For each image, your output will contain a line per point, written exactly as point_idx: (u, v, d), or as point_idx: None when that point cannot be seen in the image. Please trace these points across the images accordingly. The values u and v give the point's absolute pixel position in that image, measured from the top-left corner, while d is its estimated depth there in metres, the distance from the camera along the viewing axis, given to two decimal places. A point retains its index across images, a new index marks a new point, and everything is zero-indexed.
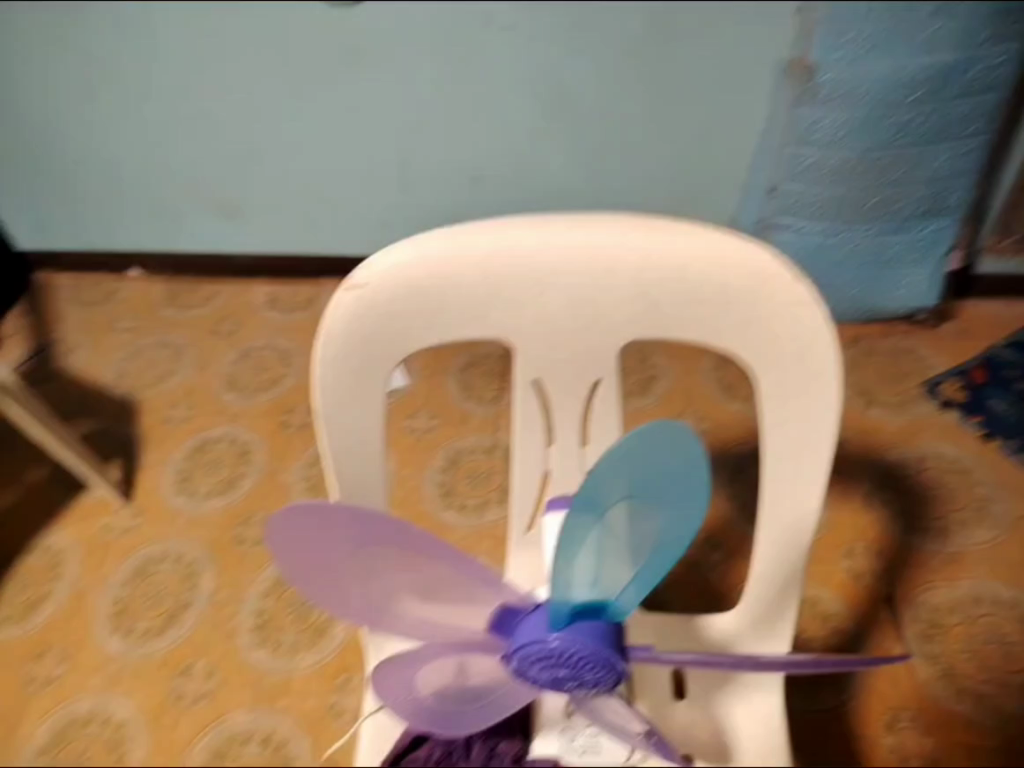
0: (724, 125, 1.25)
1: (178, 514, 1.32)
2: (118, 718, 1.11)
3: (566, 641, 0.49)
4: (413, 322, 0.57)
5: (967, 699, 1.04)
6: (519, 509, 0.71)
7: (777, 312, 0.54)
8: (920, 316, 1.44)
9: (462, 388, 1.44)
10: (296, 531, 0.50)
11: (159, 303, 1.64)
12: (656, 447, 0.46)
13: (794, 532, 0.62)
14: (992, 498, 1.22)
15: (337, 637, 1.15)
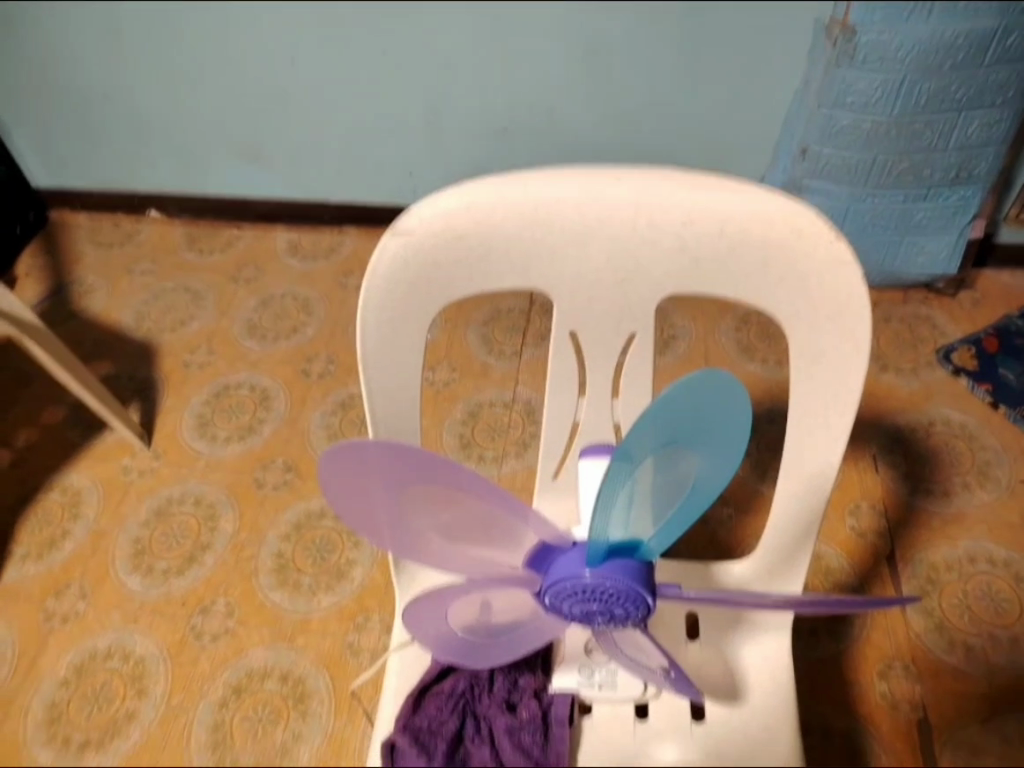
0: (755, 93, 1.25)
1: (198, 456, 1.34)
2: (137, 654, 1.13)
3: (600, 576, 0.52)
4: (458, 272, 0.58)
5: (958, 651, 1.08)
6: (547, 457, 0.73)
7: (815, 269, 0.55)
8: (938, 285, 1.47)
9: (483, 342, 1.47)
10: (346, 463, 0.51)
11: (180, 247, 1.67)
12: (705, 394, 0.49)
13: (817, 489, 0.63)
14: (994, 462, 1.26)
15: (356, 580, 1.18)
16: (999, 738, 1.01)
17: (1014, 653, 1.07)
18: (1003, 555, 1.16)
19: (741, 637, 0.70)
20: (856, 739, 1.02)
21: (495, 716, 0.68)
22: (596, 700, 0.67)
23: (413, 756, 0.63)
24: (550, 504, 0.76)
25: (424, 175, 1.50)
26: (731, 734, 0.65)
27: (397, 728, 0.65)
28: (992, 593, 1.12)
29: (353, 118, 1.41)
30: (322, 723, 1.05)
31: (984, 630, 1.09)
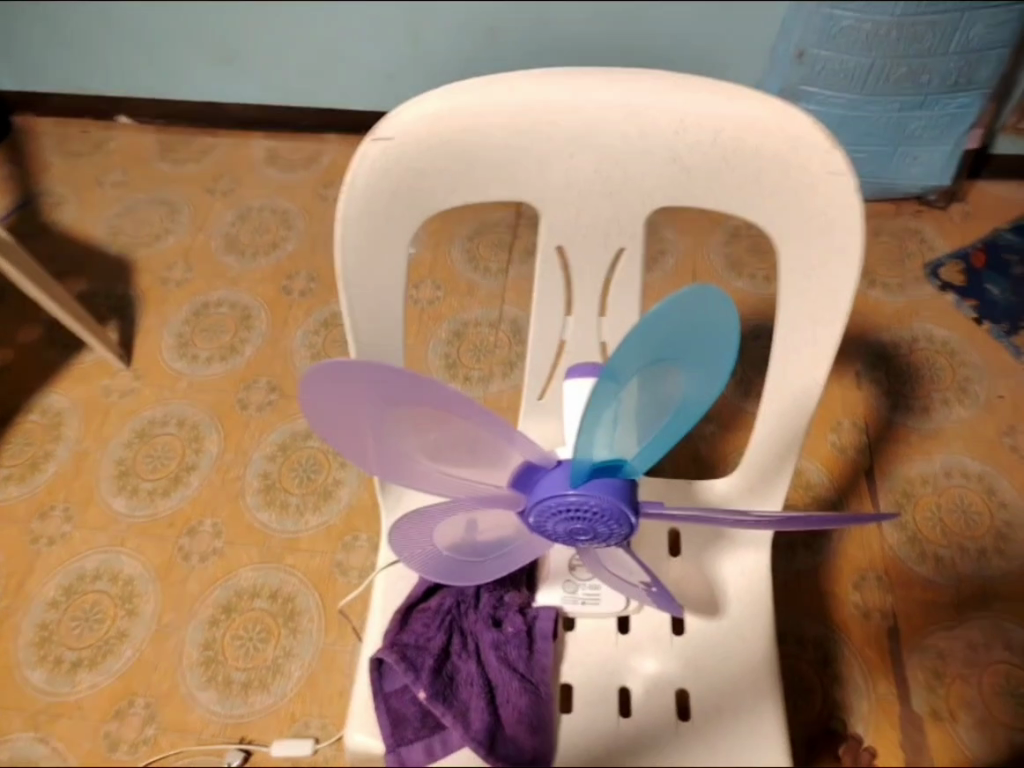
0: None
1: (179, 377, 1.33)
2: (126, 575, 1.14)
3: (584, 494, 0.52)
4: (440, 182, 0.56)
5: (929, 563, 1.11)
6: (533, 377, 0.72)
7: (810, 181, 0.53)
8: (931, 197, 1.44)
9: (468, 258, 1.44)
10: (327, 384, 0.50)
11: (151, 158, 1.60)
12: (689, 311, 0.46)
13: (800, 406, 0.63)
14: (975, 379, 1.27)
15: (343, 500, 1.19)
16: (965, 642, 1.05)
17: (983, 563, 1.11)
18: (979, 468, 1.18)
19: (723, 553, 0.71)
20: (829, 647, 1.06)
21: (480, 632, 0.68)
22: (579, 615, 0.68)
23: (400, 672, 0.65)
24: (534, 426, 0.75)
25: (406, 81, 1.43)
26: (710, 646, 0.68)
27: (384, 646, 0.66)
28: (964, 506, 1.15)
29: (327, 19, 1.33)
30: (312, 640, 1.08)
31: (955, 541, 1.13)
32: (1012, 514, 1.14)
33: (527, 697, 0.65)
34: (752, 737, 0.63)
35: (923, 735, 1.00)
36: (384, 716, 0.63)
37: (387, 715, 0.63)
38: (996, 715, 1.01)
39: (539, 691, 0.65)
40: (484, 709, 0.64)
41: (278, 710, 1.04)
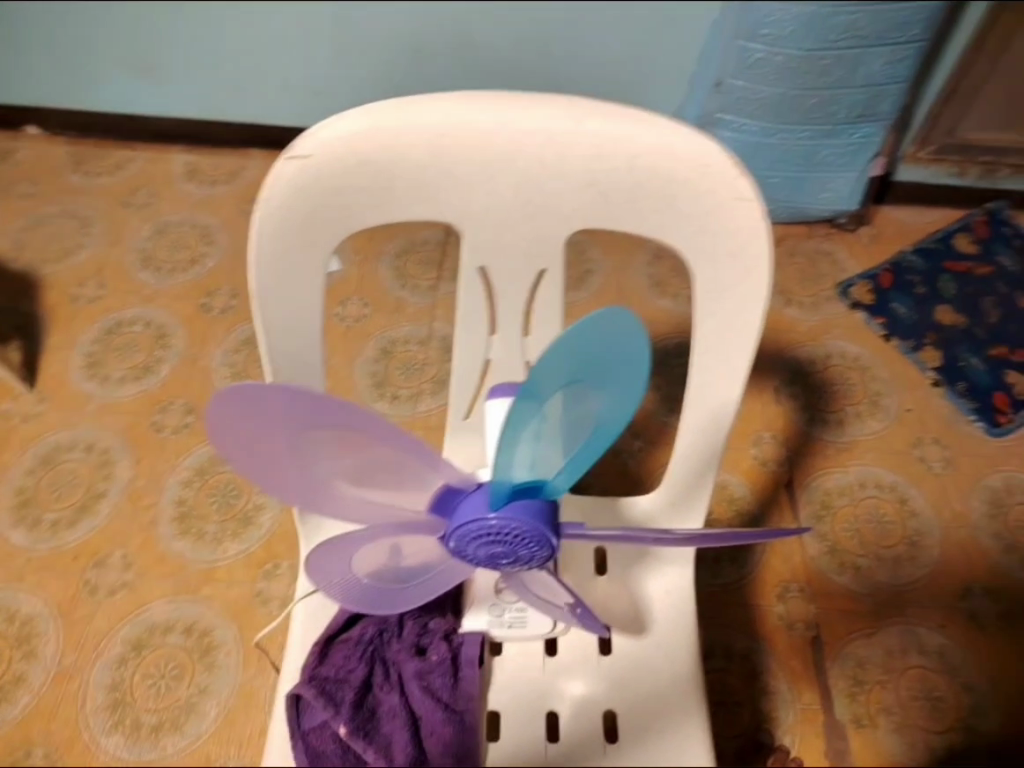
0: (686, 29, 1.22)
1: (88, 399, 1.26)
2: (25, 614, 1.07)
3: (504, 518, 0.51)
4: (357, 202, 0.54)
5: (848, 573, 1.15)
6: (458, 398, 0.71)
7: (720, 207, 0.54)
8: (841, 220, 1.50)
9: (396, 275, 1.42)
10: (237, 412, 0.48)
11: (59, 168, 1.52)
12: (605, 336, 0.46)
13: (717, 424, 0.64)
14: (885, 394, 1.32)
15: (263, 525, 1.15)
16: (884, 648, 1.09)
17: (897, 571, 1.15)
18: (890, 479, 1.23)
19: (647, 570, 0.72)
20: (755, 659, 1.08)
21: (404, 661, 0.67)
22: (507, 639, 0.67)
23: (319, 706, 0.62)
24: (459, 450, 0.74)
25: (332, 97, 1.42)
26: (636, 662, 0.68)
27: (302, 681, 0.64)
28: (878, 516, 1.20)
29: (251, 32, 1.30)
30: (229, 676, 1.03)
31: (871, 552, 1.17)
32: (921, 523, 1.19)
33: (452, 726, 0.63)
34: (680, 751, 0.63)
35: (846, 742, 1.02)
36: (303, 755, 0.60)
37: (306, 752, 0.60)
38: (914, 719, 1.04)
39: (465, 720, 0.63)
40: (408, 741, 0.62)
41: (192, 752, 0.98)
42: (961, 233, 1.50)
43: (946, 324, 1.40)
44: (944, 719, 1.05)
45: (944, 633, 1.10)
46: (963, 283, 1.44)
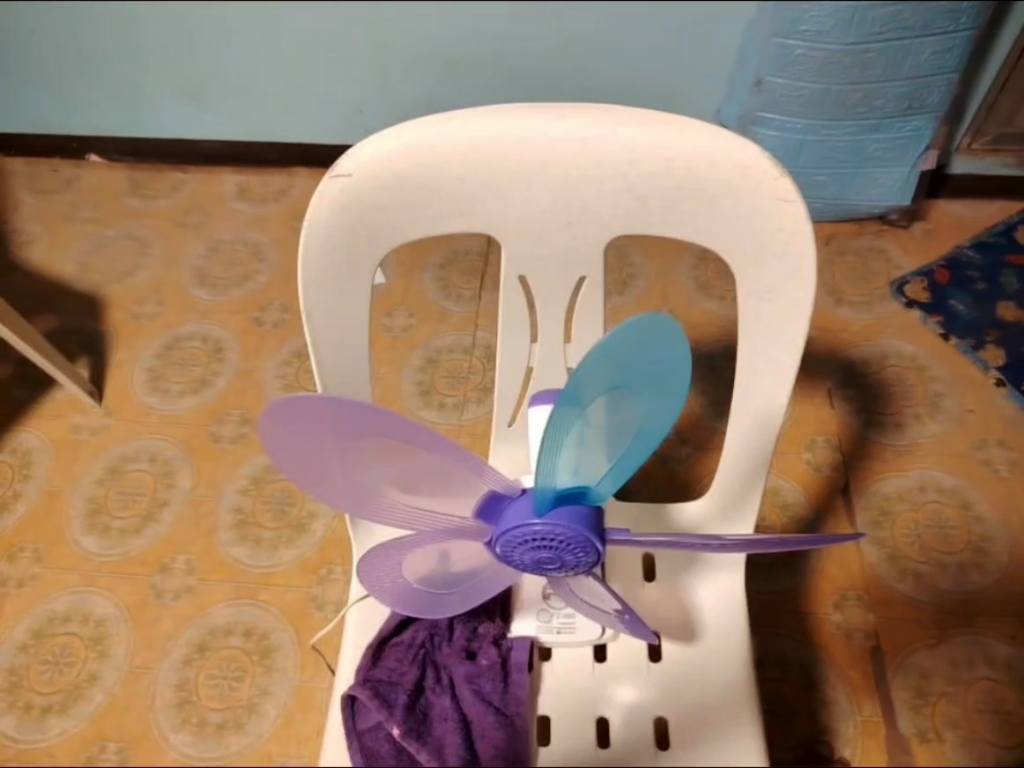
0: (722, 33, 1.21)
1: (150, 412, 1.31)
2: (97, 616, 1.11)
3: (550, 524, 0.51)
4: (399, 216, 0.56)
5: (909, 580, 1.11)
6: (502, 407, 0.72)
7: (761, 209, 0.54)
8: (892, 217, 1.46)
9: (440, 286, 1.44)
10: (284, 422, 0.50)
11: (120, 191, 1.59)
12: (642, 340, 0.47)
13: (765, 427, 0.63)
14: (944, 394, 1.28)
15: (317, 533, 1.17)
16: (947, 659, 1.05)
17: (961, 579, 1.11)
18: (952, 482, 1.20)
19: (697, 577, 0.71)
20: (811, 668, 1.05)
21: (453, 665, 0.67)
22: (556, 644, 0.67)
23: (373, 709, 0.63)
24: (505, 456, 0.75)
25: (374, 112, 1.45)
26: (687, 671, 0.67)
27: (357, 682, 0.65)
28: (940, 521, 1.16)
29: (295, 53, 1.34)
30: (288, 678, 1.06)
31: (934, 558, 1.13)
32: (986, 527, 1.15)
33: (503, 730, 0.63)
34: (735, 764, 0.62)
35: (910, 756, 0.99)
36: (358, 753, 0.62)
37: (361, 753, 0.62)
38: (981, 733, 1.01)
39: (515, 724, 0.64)
40: (459, 744, 0.62)
41: (254, 751, 1.01)
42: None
43: (1008, 321, 1.35)
44: (1015, 734, 1.01)
45: (1012, 644, 1.06)
46: None
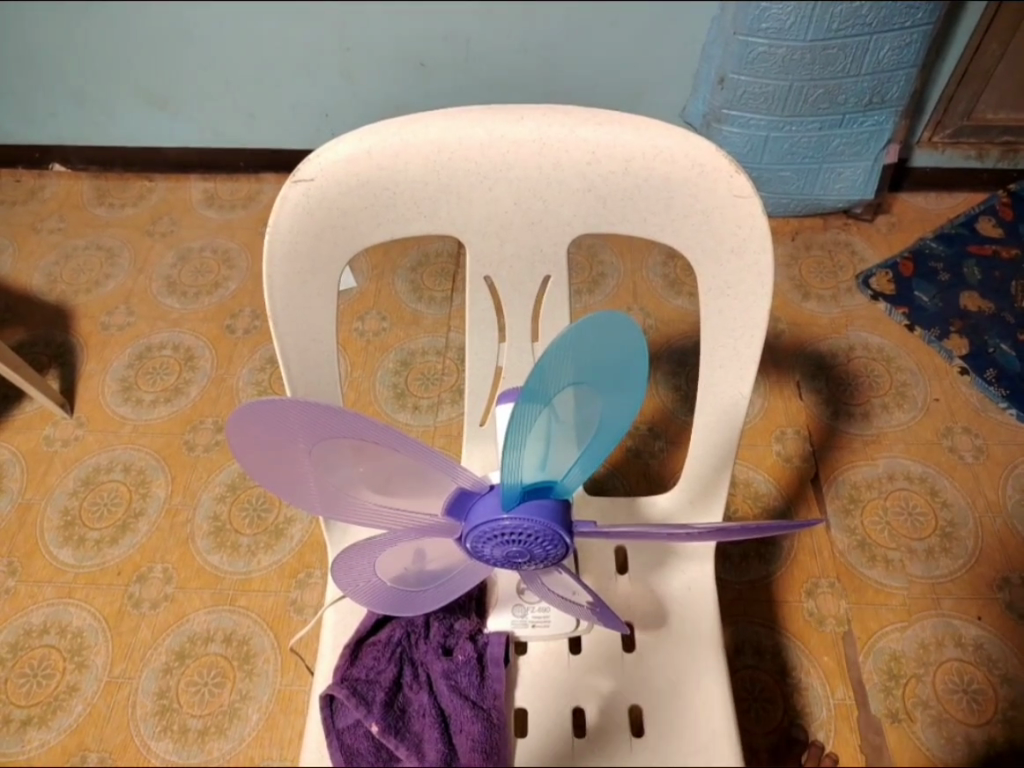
0: (678, 42, 1.17)
1: (124, 421, 1.30)
2: (75, 627, 1.10)
3: (518, 518, 0.51)
4: (364, 220, 0.56)
5: (878, 566, 1.14)
6: (473, 405, 0.73)
7: (717, 205, 0.55)
8: (856, 211, 1.51)
9: (412, 288, 1.45)
10: (249, 429, 0.50)
11: (87, 202, 1.59)
12: (601, 334, 0.48)
13: (729, 419, 0.65)
14: (911, 383, 1.31)
15: (294, 537, 1.18)
16: (917, 641, 1.08)
17: (930, 562, 1.14)
18: (919, 469, 1.22)
19: (670, 567, 0.73)
20: (785, 656, 1.07)
21: (431, 661, 0.68)
22: (531, 638, 0.69)
23: (352, 707, 0.64)
24: (479, 452, 0.77)
25: (342, 116, 1.46)
26: (661, 661, 0.68)
27: (335, 682, 0.66)
28: (909, 508, 1.19)
29: (261, 59, 1.33)
30: (269, 681, 1.06)
31: (903, 544, 1.16)
32: (954, 512, 1.18)
33: (480, 724, 0.63)
34: (706, 747, 0.64)
35: (883, 736, 1.01)
36: (337, 752, 0.63)
37: (340, 752, 0.62)
38: (953, 713, 1.03)
39: (492, 717, 0.64)
40: (438, 738, 0.63)
41: (235, 756, 1.01)
42: (984, 216, 1.50)
43: (971, 310, 1.38)
44: (985, 712, 1.03)
45: (981, 624, 1.09)
46: (989, 266, 1.43)
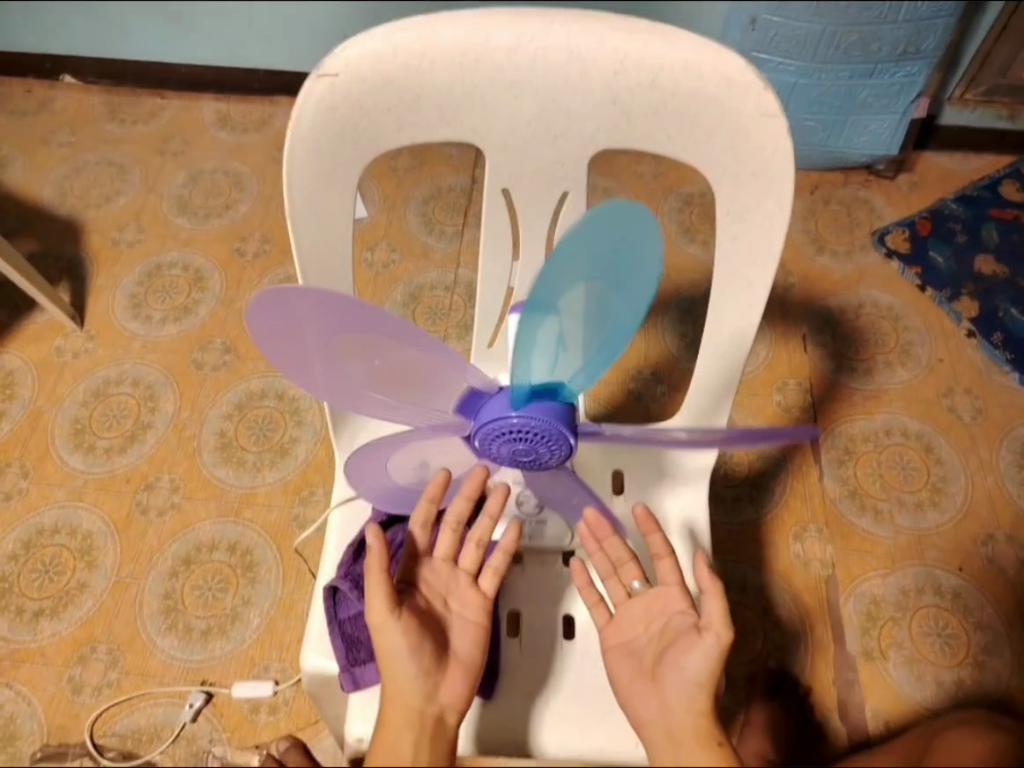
0: None
1: (133, 337, 1.32)
2: (85, 529, 1.14)
3: (525, 417, 0.54)
4: (384, 120, 0.57)
5: (868, 516, 1.17)
6: (484, 325, 0.75)
7: (743, 124, 0.55)
8: (878, 167, 1.48)
9: (425, 222, 1.45)
10: (270, 318, 0.50)
11: (99, 116, 1.57)
12: (608, 234, 0.48)
13: (735, 347, 0.66)
14: (917, 342, 1.32)
15: (299, 457, 1.20)
16: (898, 589, 1.11)
17: (918, 515, 1.17)
18: (916, 427, 1.24)
19: (663, 491, 0.76)
20: (770, 594, 1.11)
21: None
22: (528, 549, 0.73)
23: (354, 599, 0.67)
24: (488, 368, 0.79)
25: None
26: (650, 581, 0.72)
27: (339, 575, 0.68)
28: (903, 462, 1.21)
29: None
30: (270, 590, 1.10)
31: (893, 495, 1.18)
32: (946, 469, 1.20)
33: None
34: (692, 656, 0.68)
35: (855, 673, 1.06)
36: (338, 638, 0.67)
37: (341, 639, 0.67)
38: (925, 656, 1.07)
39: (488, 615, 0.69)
40: None
41: (236, 657, 1.06)
42: (1008, 180, 1.48)
43: (985, 274, 1.38)
44: (956, 657, 1.07)
45: (960, 576, 1.12)
46: (1007, 230, 1.42)
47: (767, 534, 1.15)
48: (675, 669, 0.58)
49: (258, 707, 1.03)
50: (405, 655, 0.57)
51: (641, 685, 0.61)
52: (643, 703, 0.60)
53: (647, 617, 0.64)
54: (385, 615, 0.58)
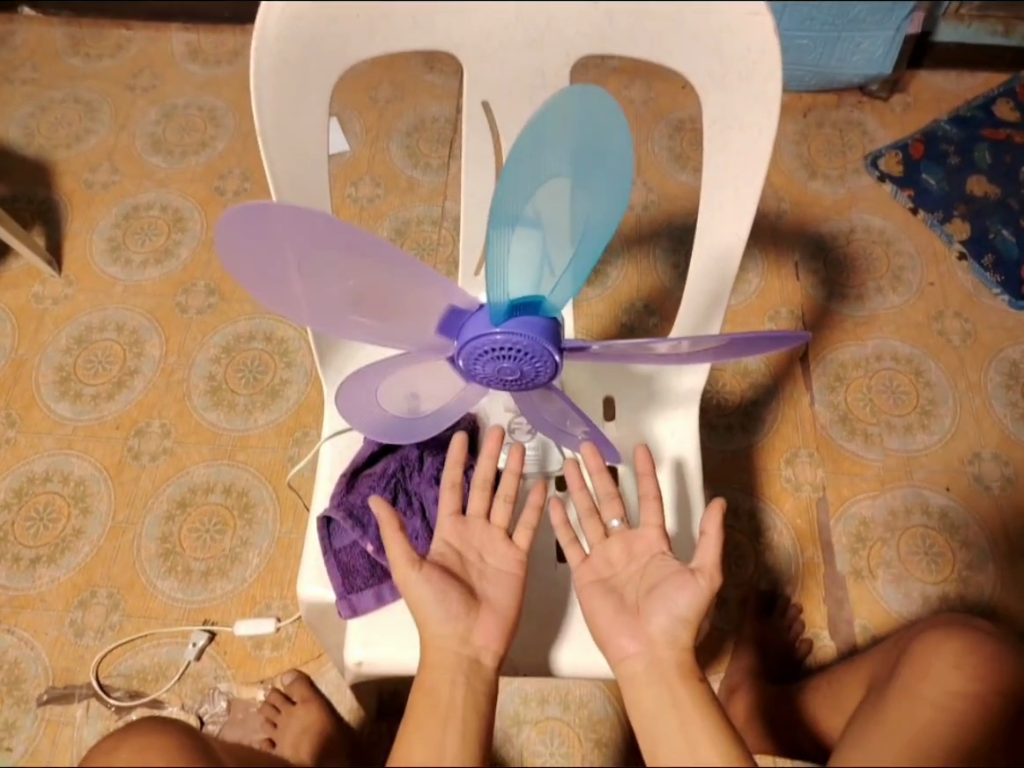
0: None
1: (114, 282, 1.29)
2: (77, 476, 1.14)
3: (509, 333, 0.53)
4: (354, 29, 0.53)
5: (857, 439, 1.18)
6: (469, 250, 0.74)
7: (728, 24, 0.52)
8: (872, 88, 1.44)
9: (408, 155, 1.41)
10: (242, 236, 0.47)
11: (63, 51, 1.51)
12: (564, 131, 0.47)
13: (721, 265, 0.66)
14: (909, 267, 1.31)
15: (290, 398, 1.19)
16: (887, 509, 1.13)
17: (907, 438, 1.18)
18: (907, 351, 1.24)
19: (655, 414, 0.76)
20: (761, 518, 1.12)
21: (424, 490, 0.71)
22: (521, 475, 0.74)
23: (348, 529, 0.68)
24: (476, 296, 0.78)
25: None
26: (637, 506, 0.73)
27: (332, 505, 0.69)
28: (893, 386, 1.22)
29: None
30: (268, 529, 1.11)
31: (883, 419, 1.19)
32: (935, 391, 1.21)
33: None
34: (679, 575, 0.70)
35: (845, 591, 1.09)
36: (335, 568, 0.68)
37: (337, 567, 0.68)
38: (912, 572, 1.09)
39: None
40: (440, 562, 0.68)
41: (237, 595, 1.07)
42: (1003, 99, 1.45)
43: (977, 195, 1.36)
44: (942, 574, 1.09)
45: (948, 494, 1.14)
46: (1001, 150, 1.40)
47: (759, 459, 1.16)
48: (662, 602, 0.61)
49: (262, 643, 1.05)
50: (433, 601, 0.60)
51: (623, 622, 0.62)
52: (623, 638, 0.61)
53: (626, 555, 0.65)
54: (408, 567, 0.61)
